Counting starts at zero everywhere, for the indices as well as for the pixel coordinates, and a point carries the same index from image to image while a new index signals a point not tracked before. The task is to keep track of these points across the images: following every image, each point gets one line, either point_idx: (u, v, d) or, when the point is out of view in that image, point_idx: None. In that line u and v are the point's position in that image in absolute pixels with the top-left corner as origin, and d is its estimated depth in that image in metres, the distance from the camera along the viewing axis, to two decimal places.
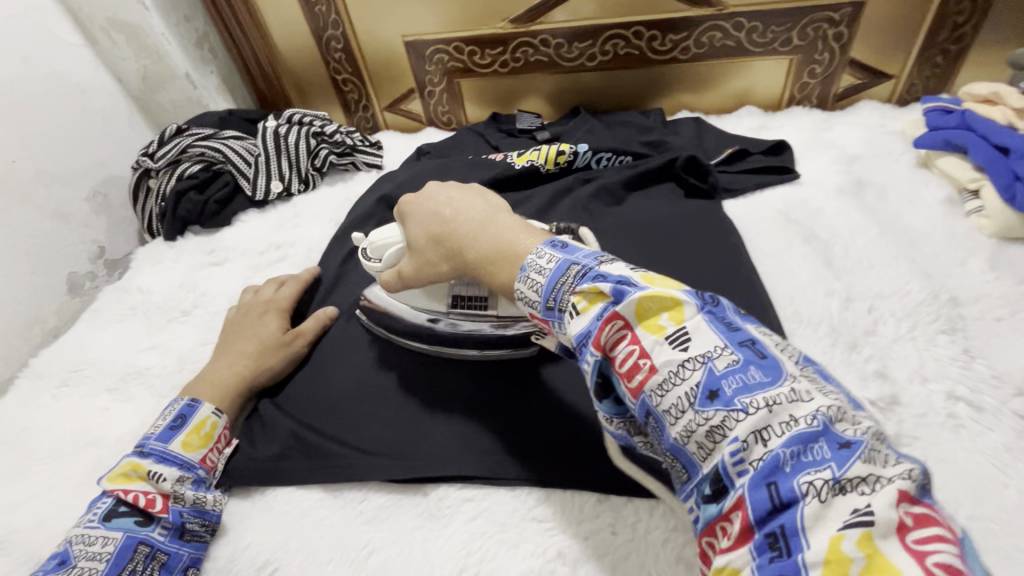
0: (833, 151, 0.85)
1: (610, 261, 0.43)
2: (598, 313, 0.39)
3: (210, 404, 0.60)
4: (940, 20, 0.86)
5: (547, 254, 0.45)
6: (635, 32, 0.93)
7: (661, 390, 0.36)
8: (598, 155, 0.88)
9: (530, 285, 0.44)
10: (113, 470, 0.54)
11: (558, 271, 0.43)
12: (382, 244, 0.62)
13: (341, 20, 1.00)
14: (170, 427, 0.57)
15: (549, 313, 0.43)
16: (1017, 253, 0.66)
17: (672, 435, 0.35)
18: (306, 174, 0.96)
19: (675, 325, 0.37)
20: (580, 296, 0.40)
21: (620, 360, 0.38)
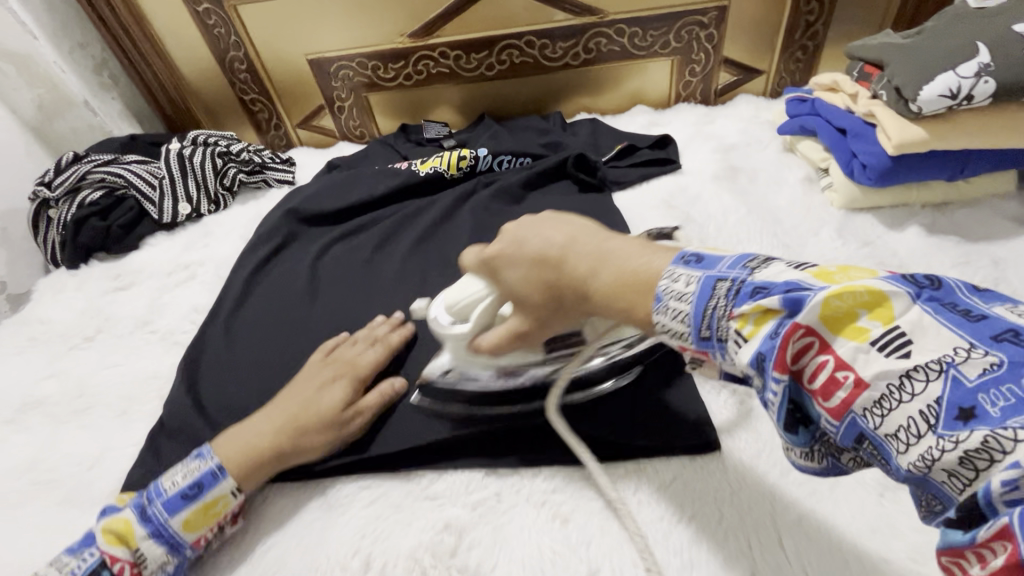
0: (712, 142, 0.93)
1: (762, 265, 0.35)
2: (772, 331, 0.31)
3: (232, 482, 0.53)
4: (795, 19, 0.95)
5: (682, 274, 0.36)
6: (527, 42, 0.99)
7: (882, 409, 0.29)
8: (498, 158, 0.93)
9: (673, 315, 0.35)
10: (114, 519, 0.51)
11: (704, 292, 0.34)
12: (467, 305, 0.52)
13: (242, 42, 1.01)
14: (184, 494, 0.51)
15: (705, 344, 0.34)
16: (862, 221, 0.74)
17: (907, 460, 0.28)
18: (215, 194, 0.96)
19: (884, 328, 0.30)
20: (742, 318, 0.32)
21: (808, 374, 0.31)
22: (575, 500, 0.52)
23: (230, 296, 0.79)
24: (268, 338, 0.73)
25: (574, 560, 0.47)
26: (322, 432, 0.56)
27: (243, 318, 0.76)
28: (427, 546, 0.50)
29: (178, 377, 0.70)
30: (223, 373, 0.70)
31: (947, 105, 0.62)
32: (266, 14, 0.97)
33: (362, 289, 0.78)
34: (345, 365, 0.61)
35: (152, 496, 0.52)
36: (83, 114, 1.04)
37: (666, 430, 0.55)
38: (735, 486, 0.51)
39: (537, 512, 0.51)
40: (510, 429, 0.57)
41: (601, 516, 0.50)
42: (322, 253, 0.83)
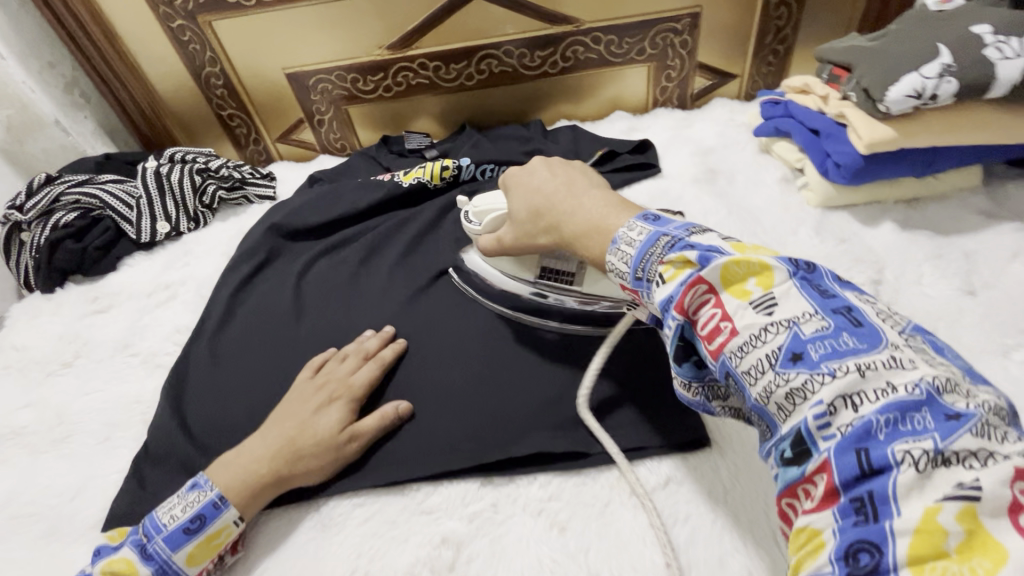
0: (690, 146, 0.95)
1: (701, 231, 0.41)
2: (685, 279, 0.38)
3: (233, 511, 0.52)
4: (765, 24, 0.98)
5: (638, 227, 0.44)
6: (505, 51, 1.00)
7: (742, 351, 0.35)
8: (481, 167, 0.93)
9: (621, 258, 0.43)
10: (112, 559, 0.50)
11: (649, 241, 0.42)
12: (485, 210, 0.65)
13: (217, 57, 1.00)
14: (185, 527, 0.51)
15: (637, 284, 0.42)
16: (838, 219, 0.76)
17: (752, 396, 0.35)
18: (195, 212, 0.95)
19: (762, 291, 0.37)
20: (667, 265, 0.40)
21: (701, 323, 0.38)
22: (571, 507, 0.52)
23: (214, 315, 0.78)
24: (253, 355, 0.72)
25: (574, 567, 0.47)
26: (320, 456, 0.55)
27: (227, 337, 0.75)
28: (425, 561, 0.49)
29: (163, 401, 0.69)
30: (209, 395, 0.69)
31: (913, 104, 0.64)
32: (242, 28, 0.96)
33: (350, 304, 0.77)
34: (339, 387, 0.60)
35: (150, 533, 0.51)
36: (55, 135, 1.01)
37: (659, 432, 0.56)
38: (728, 485, 0.52)
39: (534, 521, 0.51)
40: (506, 439, 0.57)
41: (598, 520, 0.51)
42: (305, 268, 0.82)
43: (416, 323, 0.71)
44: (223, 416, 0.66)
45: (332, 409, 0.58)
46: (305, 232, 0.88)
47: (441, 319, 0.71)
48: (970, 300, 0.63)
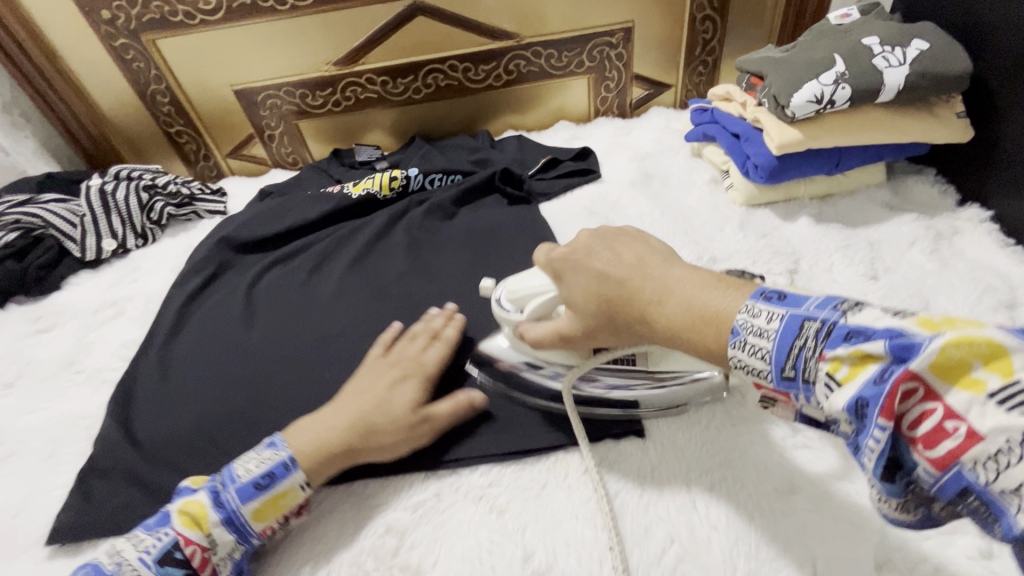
0: (629, 152, 1.00)
1: (855, 308, 0.35)
2: (875, 376, 0.31)
3: (302, 474, 0.53)
4: (693, 38, 1.05)
5: (763, 309, 0.37)
6: (450, 66, 1.04)
7: (993, 464, 0.28)
8: (430, 177, 0.96)
9: (752, 352, 0.37)
10: (188, 501, 0.51)
11: (790, 331, 0.35)
12: (526, 296, 0.57)
13: (163, 75, 1.01)
14: (255, 483, 0.52)
15: (789, 383, 0.36)
16: (761, 215, 0.82)
17: (1023, 520, 0.28)
18: (143, 228, 0.95)
19: (1001, 381, 0.28)
20: (837, 362, 0.33)
21: (916, 425, 0.31)
22: (510, 491, 0.55)
23: (161, 328, 0.78)
24: (199, 365, 0.72)
25: (511, 546, 0.50)
26: (395, 434, 0.55)
27: (174, 348, 0.75)
28: (370, 550, 0.51)
29: (109, 414, 0.69)
30: (155, 405, 0.69)
31: (814, 109, 0.71)
32: (187, 46, 0.98)
33: (299, 310, 0.78)
34: (411, 365, 0.60)
35: (227, 481, 0.52)
36: None
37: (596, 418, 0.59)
38: (656, 463, 0.56)
39: (476, 506, 0.54)
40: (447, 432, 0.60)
41: (535, 502, 0.54)
42: (254, 279, 0.83)
43: (364, 330, 0.73)
44: (167, 425, 0.67)
45: (406, 386, 0.59)
46: (254, 244, 0.89)
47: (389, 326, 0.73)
48: (873, 284, 0.69)
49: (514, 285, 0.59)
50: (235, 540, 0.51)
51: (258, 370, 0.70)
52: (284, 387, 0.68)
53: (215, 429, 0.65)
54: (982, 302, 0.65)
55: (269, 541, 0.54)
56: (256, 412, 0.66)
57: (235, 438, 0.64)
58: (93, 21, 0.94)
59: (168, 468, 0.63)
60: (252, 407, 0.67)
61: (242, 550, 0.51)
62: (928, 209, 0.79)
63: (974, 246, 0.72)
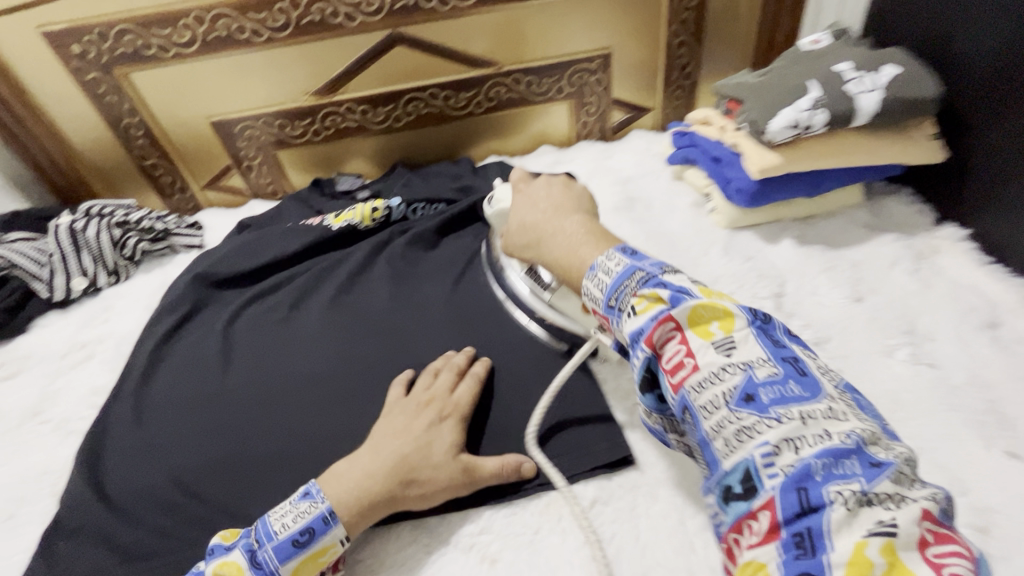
0: (612, 176, 1.00)
1: (673, 272, 0.49)
2: (654, 312, 0.46)
3: (341, 529, 0.50)
4: (670, 62, 1.06)
5: (617, 258, 0.52)
6: (430, 94, 1.03)
7: (700, 387, 0.43)
8: (412, 207, 0.95)
9: (597, 283, 0.52)
10: (224, 562, 0.48)
11: (625, 274, 0.50)
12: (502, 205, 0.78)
13: (137, 108, 0.99)
14: (294, 539, 0.49)
15: (609, 310, 0.50)
16: (744, 238, 0.82)
17: (705, 428, 0.42)
18: (115, 266, 0.92)
19: (723, 334, 0.44)
20: (640, 298, 0.48)
21: (667, 357, 0.45)
22: (502, 538, 0.53)
23: (132, 372, 0.75)
24: (172, 410, 0.69)
25: None
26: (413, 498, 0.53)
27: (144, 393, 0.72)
28: None
29: (78, 468, 0.65)
30: (125, 456, 0.65)
31: (793, 134, 0.72)
32: (161, 79, 0.96)
33: (278, 348, 0.75)
34: (446, 406, 0.59)
35: (261, 538, 0.49)
36: None
37: (588, 456, 0.58)
38: (649, 499, 0.55)
39: (466, 556, 0.53)
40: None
41: (528, 547, 0.52)
42: (231, 316, 0.80)
43: (346, 368, 0.71)
44: (136, 475, 0.63)
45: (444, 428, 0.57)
46: (230, 279, 0.86)
47: (373, 364, 0.72)
48: (857, 307, 0.69)
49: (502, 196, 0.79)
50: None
51: (235, 414, 0.68)
52: (262, 430, 0.66)
53: (190, 479, 0.62)
54: (965, 323, 0.65)
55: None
56: (234, 459, 0.63)
57: (213, 489, 0.62)
58: (63, 56, 0.92)
59: (141, 525, 0.60)
60: (230, 454, 0.64)
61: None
62: (907, 228, 0.80)
63: (954, 266, 0.73)
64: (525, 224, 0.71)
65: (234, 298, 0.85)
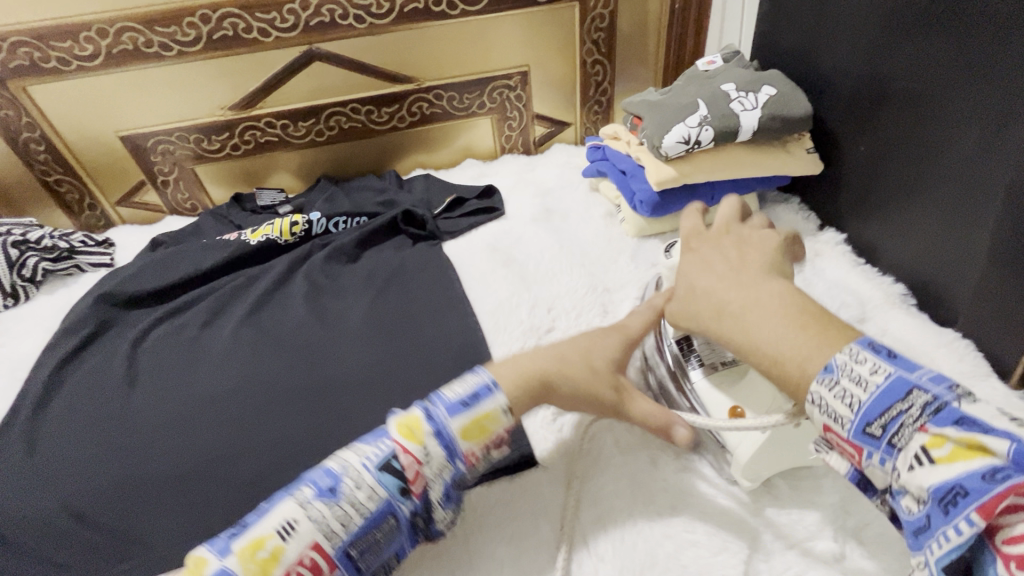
0: (532, 189, 1.04)
1: (969, 396, 0.34)
2: (980, 467, 0.30)
3: (504, 399, 0.52)
4: (586, 80, 1.11)
5: (869, 358, 0.36)
6: (352, 109, 1.04)
7: None
8: (333, 221, 0.95)
9: (840, 395, 0.36)
10: (402, 415, 0.50)
11: (892, 393, 0.35)
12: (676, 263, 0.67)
13: (37, 122, 0.95)
14: (461, 401, 0.51)
15: (866, 439, 0.36)
16: (650, 245, 0.87)
17: None
18: (12, 287, 0.87)
19: None
20: (937, 438, 0.32)
21: (1013, 537, 0.30)
22: None
23: (26, 396, 0.71)
24: (68, 435, 0.66)
25: None
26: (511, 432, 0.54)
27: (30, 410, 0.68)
28: None
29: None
30: (12, 485, 0.62)
31: (684, 150, 0.77)
32: (64, 93, 0.92)
33: (185, 366, 0.73)
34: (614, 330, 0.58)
35: (430, 400, 0.51)
36: None
37: None
38: (546, 496, 0.58)
39: None
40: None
41: (430, 549, 0.54)
42: (137, 336, 0.78)
43: (255, 383, 0.70)
44: (26, 502, 0.60)
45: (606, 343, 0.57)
46: (140, 297, 0.84)
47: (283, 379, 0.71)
48: None
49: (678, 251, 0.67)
50: (444, 458, 0.49)
51: (136, 437, 0.65)
52: (166, 450, 0.64)
53: (81, 504, 0.60)
54: None
55: (471, 471, 0.53)
56: (132, 481, 0.61)
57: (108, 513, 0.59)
58: None
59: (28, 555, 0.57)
60: (126, 476, 0.62)
61: (448, 472, 0.50)
62: (794, 233, 0.87)
63: (831, 267, 0.81)
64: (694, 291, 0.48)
65: (142, 316, 0.82)
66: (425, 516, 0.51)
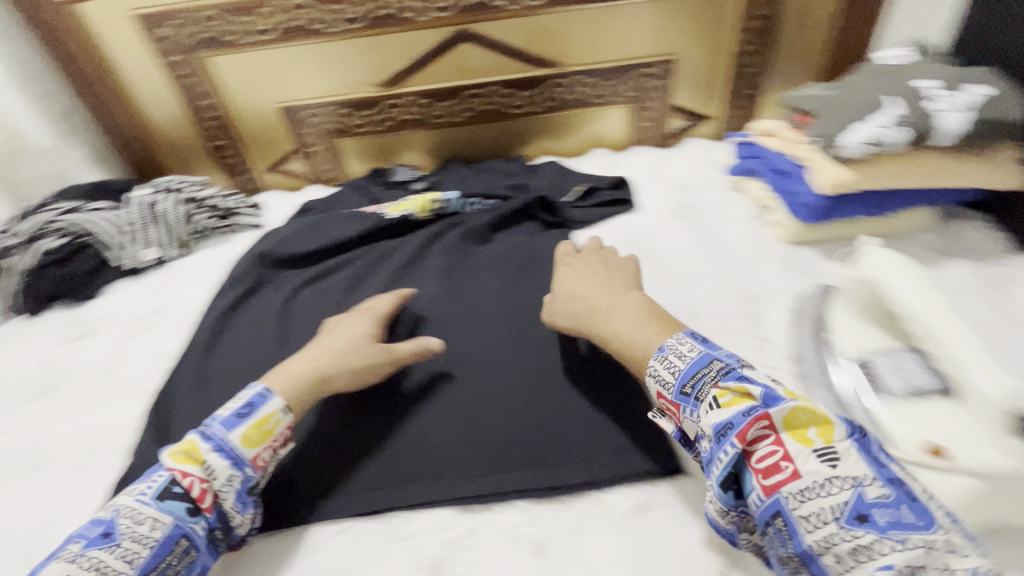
0: (666, 184, 0.99)
1: (747, 367, 0.50)
2: (740, 407, 0.45)
3: (281, 400, 0.56)
4: (735, 71, 1.04)
5: (687, 343, 0.53)
6: (492, 91, 1.05)
7: (802, 496, 0.40)
8: (467, 202, 0.97)
9: (667, 365, 0.51)
10: (178, 445, 0.51)
11: (700, 362, 0.50)
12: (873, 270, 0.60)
13: (213, 91, 1.04)
14: (237, 413, 0.53)
15: (682, 397, 0.50)
16: (803, 253, 0.80)
17: (807, 541, 0.39)
18: (183, 240, 0.97)
19: (823, 441, 0.42)
20: (722, 390, 0.47)
21: (757, 456, 0.43)
22: (548, 531, 0.53)
23: (196, 339, 0.78)
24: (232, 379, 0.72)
25: None
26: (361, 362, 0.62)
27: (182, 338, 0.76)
28: None
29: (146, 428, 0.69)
30: (186, 419, 0.68)
31: (867, 150, 0.70)
32: (239, 65, 1.00)
33: None
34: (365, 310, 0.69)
35: (207, 424, 0.53)
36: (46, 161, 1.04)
37: (634, 460, 0.58)
38: (697, 511, 0.54)
39: (513, 545, 0.53)
40: (479, 465, 0.59)
41: (574, 545, 0.52)
42: (287, 296, 0.83)
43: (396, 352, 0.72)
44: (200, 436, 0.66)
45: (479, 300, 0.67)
46: (290, 262, 0.90)
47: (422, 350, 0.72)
48: None
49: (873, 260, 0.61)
50: (230, 468, 0.50)
51: None
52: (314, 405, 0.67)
53: None
54: None
55: (262, 478, 0.54)
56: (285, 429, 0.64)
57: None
58: (151, 38, 0.97)
59: None
60: None
61: (240, 479, 0.51)
62: (981, 254, 0.76)
63: None
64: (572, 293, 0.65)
65: (292, 277, 0.88)
66: (224, 528, 0.50)
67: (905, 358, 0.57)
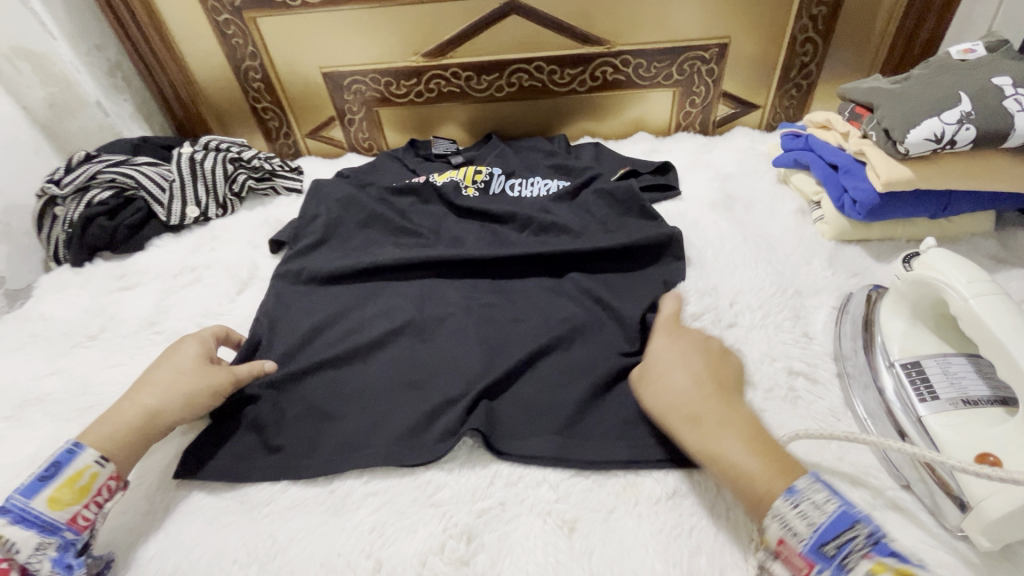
0: (710, 171, 0.97)
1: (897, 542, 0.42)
2: None
3: (92, 454, 0.53)
4: (790, 60, 1.01)
5: (821, 490, 0.44)
6: (536, 67, 1.03)
7: None
8: (511, 181, 0.96)
9: (800, 513, 0.43)
10: None
11: (844, 522, 0.42)
12: (925, 276, 0.55)
13: (258, 52, 1.04)
14: (41, 476, 0.51)
15: (819, 557, 0.41)
16: (852, 252, 0.78)
17: None
18: (224, 199, 0.98)
19: None
20: (879, 567, 0.39)
21: None
22: (577, 509, 0.54)
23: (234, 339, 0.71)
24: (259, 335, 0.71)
25: (577, 569, 0.49)
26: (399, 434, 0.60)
27: None
28: (432, 551, 0.52)
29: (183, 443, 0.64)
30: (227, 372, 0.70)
31: (932, 148, 0.66)
32: (285, 28, 1.00)
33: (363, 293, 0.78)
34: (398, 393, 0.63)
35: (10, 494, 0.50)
36: (94, 115, 1.05)
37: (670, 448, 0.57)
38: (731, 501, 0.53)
39: (542, 522, 0.53)
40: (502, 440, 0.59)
41: (604, 525, 0.53)
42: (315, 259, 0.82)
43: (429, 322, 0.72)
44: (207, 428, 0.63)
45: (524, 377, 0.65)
46: (316, 221, 0.87)
47: (451, 330, 0.70)
48: None
49: (931, 264, 0.55)
50: (40, 538, 0.49)
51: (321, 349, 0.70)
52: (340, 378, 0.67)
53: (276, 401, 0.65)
54: None
55: (94, 533, 0.53)
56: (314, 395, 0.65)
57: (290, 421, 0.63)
58: None
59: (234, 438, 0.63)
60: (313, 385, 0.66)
61: (57, 546, 0.49)
62: None
63: None
64: (671, 397, 0.55)
65: (313, 234, 0.86)
66: None
67: (957, 362, 0.54)
